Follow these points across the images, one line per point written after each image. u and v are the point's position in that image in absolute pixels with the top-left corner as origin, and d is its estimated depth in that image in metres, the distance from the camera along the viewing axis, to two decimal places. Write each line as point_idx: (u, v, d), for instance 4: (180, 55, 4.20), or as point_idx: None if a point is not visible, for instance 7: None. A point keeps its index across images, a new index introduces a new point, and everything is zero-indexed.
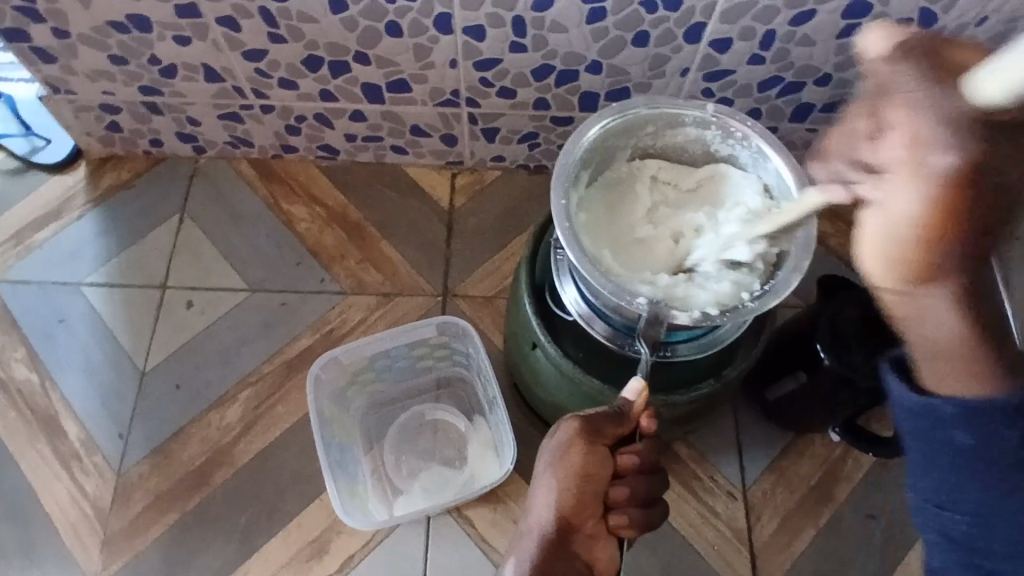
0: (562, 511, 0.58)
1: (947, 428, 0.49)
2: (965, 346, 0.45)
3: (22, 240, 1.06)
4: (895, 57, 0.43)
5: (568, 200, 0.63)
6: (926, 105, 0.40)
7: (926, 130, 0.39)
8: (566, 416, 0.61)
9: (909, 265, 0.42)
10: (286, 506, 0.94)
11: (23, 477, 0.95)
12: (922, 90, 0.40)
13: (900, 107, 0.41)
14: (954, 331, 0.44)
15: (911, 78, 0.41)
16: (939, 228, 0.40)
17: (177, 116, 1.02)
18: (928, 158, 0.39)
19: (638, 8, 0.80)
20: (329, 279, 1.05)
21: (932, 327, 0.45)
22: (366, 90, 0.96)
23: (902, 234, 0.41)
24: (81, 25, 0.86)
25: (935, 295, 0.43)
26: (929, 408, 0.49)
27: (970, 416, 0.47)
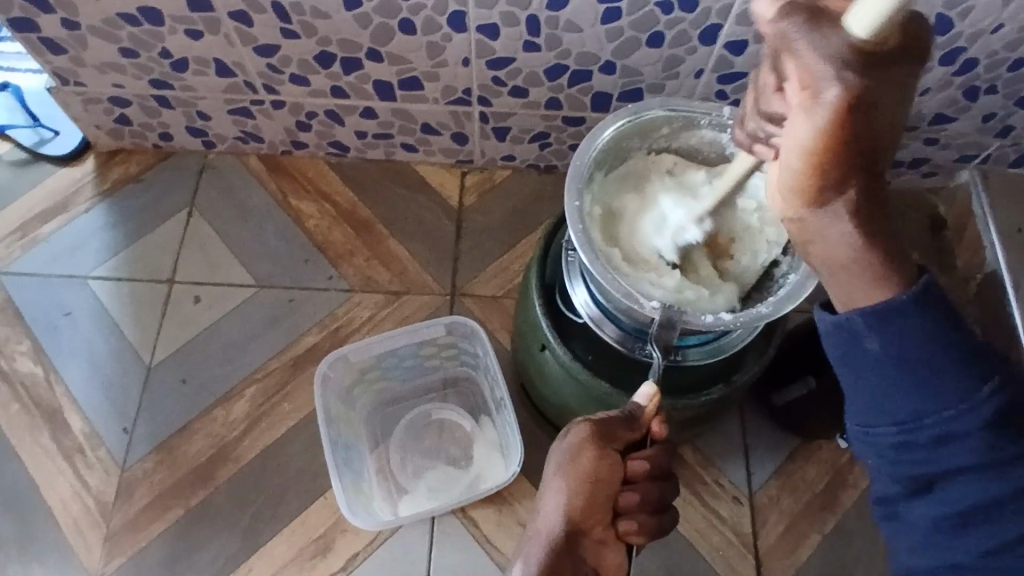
0: (571, 514, 0.57)
1: (861, 340, 0.48)
2: (866, 253, 0.46)
3: (29, 232, 1.05)
4: (791, 9, 0.43)
5: (582, 200, 0.63)
6: (817, 44, 0.41)
7: (820, 63, 0.41)
8: (577, 419, 0.61)
9: (811, 178, 0.44)
10: (290, 503, 0.94)
11: (26, 469, 0.95)
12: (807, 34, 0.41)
13: (802, 51, 0.42)
14: (851, 243, 0.46)
15: (799, 25, 0.42)
16: (825, 150, 0.42)
17: (186, 110, 1.02)
18: (811, 91, 0.42)
19: (653, 9, 0.80)
20: (337, 276, 1.05)
21: (835, 236, 0.46)
22: (377, 87, 0.95)
23: (799, 162, 0.44)
24: (92, 16, 0.86)
25: (836, 207, 0.45)
26: (844, 324, 0.48)
27: (880, 325, 0.47)
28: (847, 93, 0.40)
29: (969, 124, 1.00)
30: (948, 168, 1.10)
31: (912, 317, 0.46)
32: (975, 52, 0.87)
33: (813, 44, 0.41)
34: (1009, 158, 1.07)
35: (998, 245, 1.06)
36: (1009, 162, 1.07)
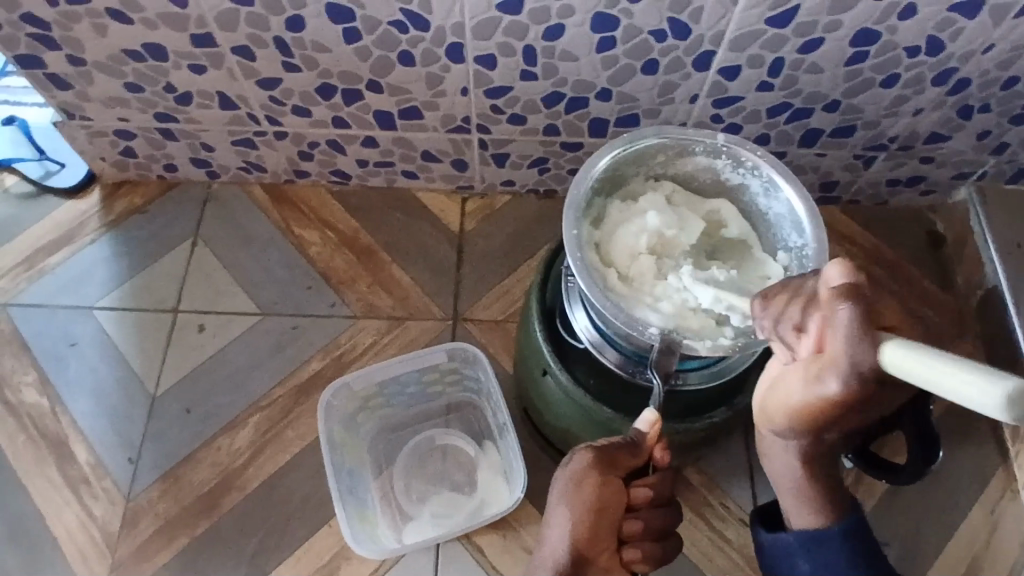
0: (577, 543, 0.56)
1: (793, 559, 0.61)
2: (809, 490, 0.57)
3: (35, 264, 1.07)
4: (856, 294, 0.43)
5: (580, 229, 0.64)
6: (856, 346, 0.42)
7: (838, 359, 0.44)
8: (580, 446, 0.62)
9: (779, 417, 0.52)
10: (295, 532, 0.94)
11: (31, 500, 0.96)
12: (852, 328, 0.42)
13: (823, 330, 0.45)
14: (793, 477, 0.57)
15: (854, 314, 0.43)
16: (814, 408, 0.48)
17: (191, 142, 1.04)
18: (846, 362, 0.43)
19: (647, 37, 0.82)
20: (339, 303, 1.06)
21: (781, 467, 0.57)
22: (378, 117, 0.97)
23: (778, 398, 0.52)
24: (96, 52, 0.88)
25: (785, 446, 0.55)
26: (779, 540, 0.62)
27: (809, 547, 0.60)
28: (848, 395, 0.45)
29: (963, 142, 1.01)
30: (945, 186, 1.11)
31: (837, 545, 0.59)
32: (966, 72, 0.88)
33: (845, 340, 0.43)
34: (1005, 174, 1.08)
35: (996, 261, 1.05)
36: (1006, 178, 1.08)
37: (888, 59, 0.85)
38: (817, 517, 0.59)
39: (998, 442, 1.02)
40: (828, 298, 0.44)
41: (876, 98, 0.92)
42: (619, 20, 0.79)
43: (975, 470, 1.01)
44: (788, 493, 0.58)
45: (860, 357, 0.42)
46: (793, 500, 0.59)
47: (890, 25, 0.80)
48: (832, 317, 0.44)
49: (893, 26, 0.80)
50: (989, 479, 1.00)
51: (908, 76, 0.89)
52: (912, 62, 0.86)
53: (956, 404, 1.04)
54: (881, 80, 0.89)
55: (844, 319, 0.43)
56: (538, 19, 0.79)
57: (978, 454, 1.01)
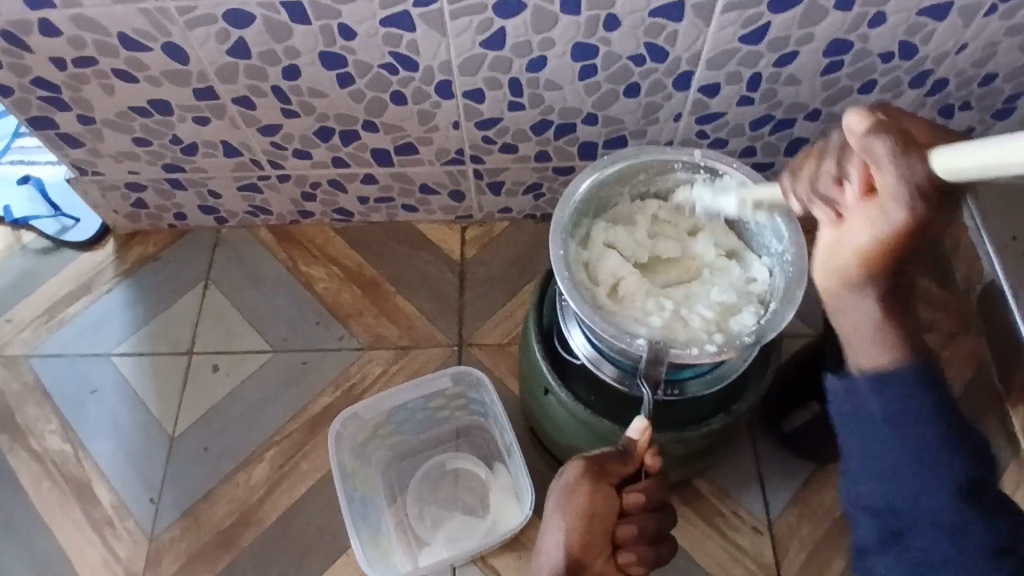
0: (571, 549, 0.59)
1: (862, 402, 0.54)
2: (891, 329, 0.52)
3: (54, 314, 1.11)
4: (880, 128, 0.46)
5: (566, 249, 0.66)
6: (901, 168, 0.45)
7: (895, 191, 0.45)
8: (574, 457, 0.63)
9: (854, 270, 0.51)
10: (315, 561, 0.96)
11: (57, 545, 0.98)
12: (893, 154, 0.45)
13: (881, 167, 0.46)
14: (875, 320, 0.52)
15: (888, 144, 0.45)
16: (887, 247, 0.48)
17: (198, 190, 1.08)
18: (899, 183, 0.45)
19: (626, 62, 0.85)
20: (347, 335, 1.09)
21: (860, 314, 0.53)
22: (375, 155, 1.01)
23: (846, 253, 0.51)
24: (105, 110, 0.92)
25: (861, 292, 0.52)
26: (848, 384, 0.55)
27: (881, 388, 0.53)
28: (914, 220, 0.45)
29: None
30: None
31: (909, 386, 0.52)
32: (942, 73, 0.91)
33: (893, 168, 0.45)
34: None
35: None
36: None
37: (863, 67, 0.88)
38: (887, 356, 0.53)
39: None
40: (860, 141, 0.47)
41: (856, 105, 0.95)
42: (598, 48, 0.83)
43: None
44: (869, 333, 0.53)
45: (915, 179, 0.44)
46: (867, 339, 0.53)
47: (860, 34, 0.83)
48: (870, 152, 0.46)
49: (864, 35, 0.83)
50: None
51: (885, 81, 0.91)
52: (886, 68, 0.89)
53: (964, 400, 1.04)
54: (858, 87, 0.92)
55: (886, 149, 0.45)
56: (520, 52, 0.83)
57: None
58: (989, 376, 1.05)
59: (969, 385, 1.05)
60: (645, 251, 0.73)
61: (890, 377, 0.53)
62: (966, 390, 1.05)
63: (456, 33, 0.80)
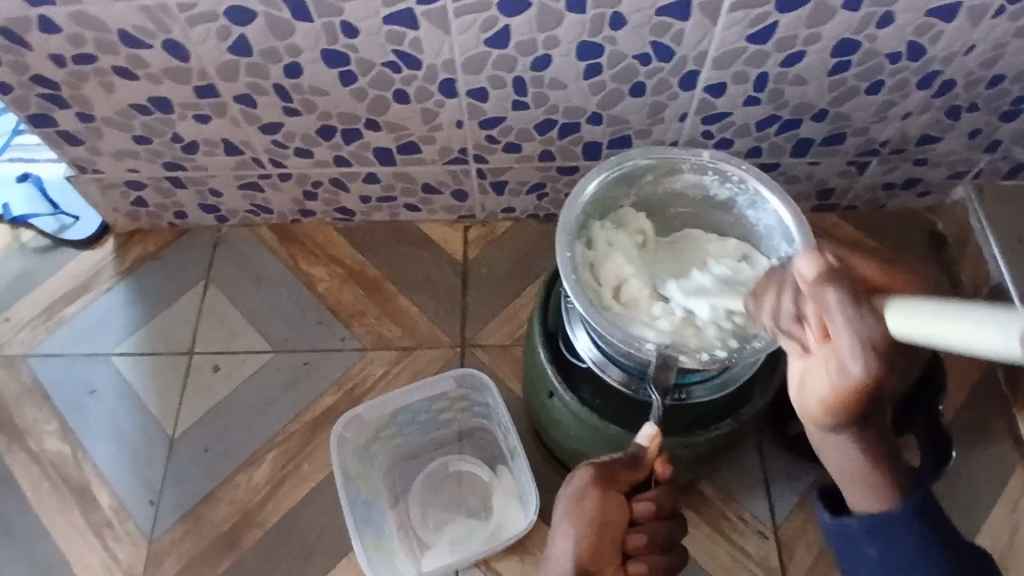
0: (581, 558, 0.57)
1: (860, 545, 0.62)
2: (875, 479, 0.58)
3: (53, 314, 1.10)
4: (830, 279, 0.45)
5: (573, 251, 0.64)
6: (855, 323, 0.43)
7: (846, 346, 0.43)
8: (582, 463, 0.62)
9: (817, 410, 0.51)
10: (317, 564, 0.95)
11: (56, 547, 0.97)
12: (843, 308, 0.44)
13: (828, 317, 0.44)
14: (858, 468, 0.57)
15: (838, 297, 0.44)
16: (850, 396, 0.47)
17: (199, 189, 1.07)
18: (854, 341, 0.43)
19: (632, 61, 0.84)
20: (349, 336, 1.08)
21: (839, 461, 0.58)
22: (377, 154, 1.00)
23: (811, 395, 0.51)
24: (105, 108, 0.91)
25: (839, 443, 0.56)
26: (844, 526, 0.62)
27: (843, 474, 0.55)
28: (870, 376, 0.44)
29: (955, 142, 1.02)
30: (941, 186, 1.11)
31: (902, 514, 0.59)
32: (950, 74, 0.90)
33: (844, 325, 0.43)
34: (1000, 171, 1.08)
35: (1000, 257, 1.06)
36: (1002, 174, 1.08)
37: (871, 67, 0.87)
38: (879, 503, 0.60)
39: (1015, 439, 1.01)
40: (810, 291, 0.46)
41: (863, 105, 0.94)
42: (603, 47, 0.82)
43: (993, 470, 1.00)
44: (848, 451, 0.54)
45: (867, 338, 0.42)
46: (834, 440, 0.56)
47: (868, 33, 0.82)
48: (822, 305, 0.45)
49: (872, 35, 0.82)
50: (1008, 478, 0.99)
51: (892, 81, 0.90)
52: (894, 68, 0.88)
53: (971, 402, 1.03)
54: (865, 88, 0.91)
55: (836, 300, 0.44)
56: (525, 51, 0.82)
57: (995, 454, 1.01)
58: (996, 378, 1.05)
59: (975, 387, 1.04)
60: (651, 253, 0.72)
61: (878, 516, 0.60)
62: (973, 393, 1.04)
63: (460, 31, 0.79)
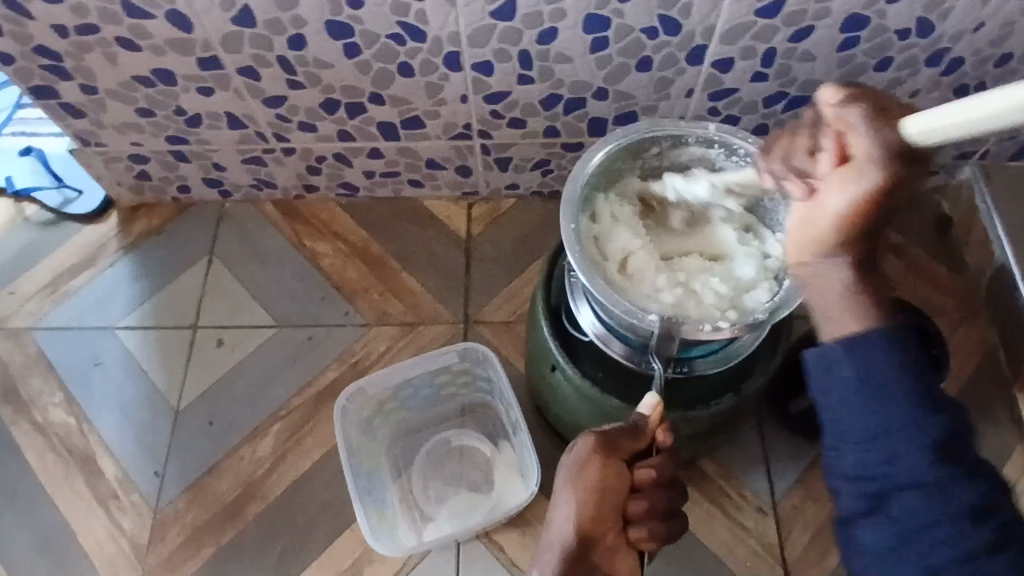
0: (582, 524, 0.58)
1: (836, 367, 0.52)
2: (859, 296, 0.53)
3: (58, 287, 1.10)
4: (853, 99, 0.52)
5: (577, 223, 0.64)
6: (870, 133, 0.49)
7: (865, 155, 0.49)
8: (584, 431, 0.62)
9: (825, 236, 0.52)
10: (320, 536, 0.96)
11: (61, 517, 0.98)
12: (866, 120, 0.50)
13: (852, 133, 0.50)
14: (843, 289, 0.53)
15: (858, 111, 0.51)
16: (860, 211, 0.50)
17: (203, 163, 1.07)
18: (874, 146, 0.49)
19: (639, 35, 0.83)
20: (352, 311, 1.08)
21: (833, 282, 0.54)
22: (381, 128, 0.99)
23: (821, 216, 0.52)
24: (108, 80, 0.91)
25: (831, 260, 0.53)
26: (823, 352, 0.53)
27: (855, 351, 0.52)
28: (884, 185, 0.49)
29: None
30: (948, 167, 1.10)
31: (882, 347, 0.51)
32: (959, 52, 0.89)
33: (868, 131, 0.49)
34: (1008, 152, 1.07)
35: (1005, 239, 1.06)
36: (1010, 155, 1.08)
37: (880, 43, 0.86)
38: (859, 321, 0.53)
39: (1015, 420, 1.01)
40: (836, 109, 0.52)
41: (871, 83, 0.93)
42: (611, 20, 0.81)
43: (993, 450, 1.00)
44: (839, 304, 0.53)
45: (886, 142, 0.48)
46: (835, 313, 0.54)
47: (878, 9, 0.81)
48: (845, 122, 0.51)
49: (882, 11, 0.81)
50: (1008, 459, 0.99)
51: (901, 59, 0.89)
52: (904, 45, 0.87)
53: (973, 384, 1.03)
54: (874, 65, 0.90)
55: (856, 116, 0.51)
56: (531, 24, 0.81)
57: (995, 434, 1.01)
58: (999, 360, 1.04)
59: (977, 369, 1.04)
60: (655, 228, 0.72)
61: (861, 338, 0.52)
62: (975, 374, 1.04)
63: (466, 3, 0.78)
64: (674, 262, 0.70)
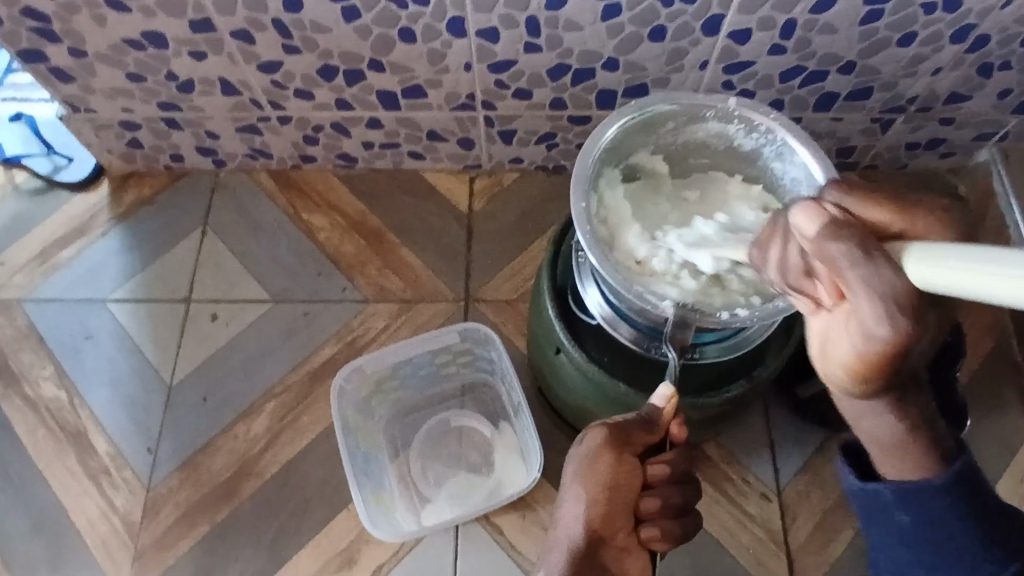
0: (592, 522, 0.56)
1: (890, 512, 0.53)
2: (912, 446, 0.50)
3: (48, 259, 1.07)
4: (837, 230, 0.43)
5: (588, 201, 0.61)
6: (864, 279, 0.40)
7: (867, 311, 0.41)
8: (594, 423, 0.60)
9: (847, 382, 0.46)
10: (316, 516, 0.94)
11: (53, 493, 0.96)
12: (855, 263, 0.41)
13: (846, 279, 0.41)
14: (892, 433, 0.50)
15: (845, 252, 0.42)
16: (879, 362, 0.43)
17: (196, 131, 1.03)
18: (874, 304, 0.40)
19: (654, 2, 0.79)
20: (350, 287, 1.05)
21: (880, 424, 0.50)
22: (380, 97, 0.95)
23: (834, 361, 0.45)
24: (96, 43, 0.87)
25: (874, 405, 0.49)
26: (871, 492, 0.54)
27: (908, 499, 0.52)
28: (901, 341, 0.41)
29: (984, 101, 0.98)
30: (965, 148, 1.07)
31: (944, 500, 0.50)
32: (986, 28, 0.85)
33: (858, 282, 0.40)
34: None
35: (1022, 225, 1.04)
36: None
37: (904, 16, 0.82)
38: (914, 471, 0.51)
39: None
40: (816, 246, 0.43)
41: (893, 58, 0.89)
42: None
43: (1001, 438, 0.98)
44: (890, 446, 0.51)
45: (887, 297, 0.40)
46: (893, 455, 0.51)
47: None
48: (833, 265, 0.42)
49: None
50: (1017, 447, 0.98)
51: (926, 33, 0.85)
52: (929, 19, 0.83)
53: (984, 370, 1.01)
54: (897, 40, 0.86)
55: (846, 259, 0.41)
56: None
57: (1004, 422, 0.99)
58: (1010, 346, 1.02)
59: (988, 355, 1.02)
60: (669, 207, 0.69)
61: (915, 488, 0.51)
62: (985, 360, 1.02)
63: None
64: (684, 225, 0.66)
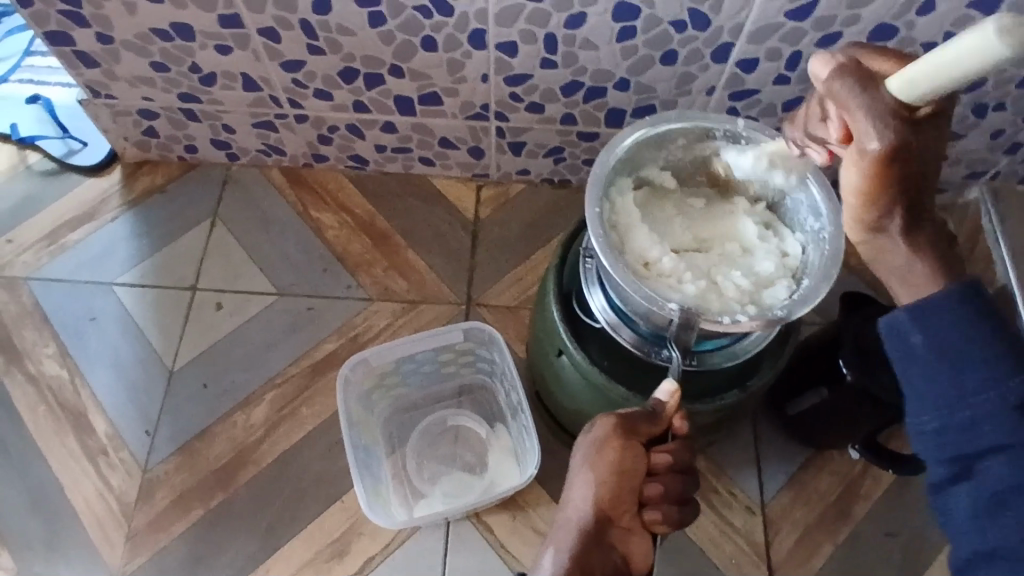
0: (598, 503, 0.60)
1: (907, 336, 0.53)
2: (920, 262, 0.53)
3: (56, 239, 1.09)
4: (843, 71, 0.50)
5: (602, 208, 0.64)
6: (862, 101, 0.49)
7: (864, 130, 0.49)
8: (603, 413, 0.63)
9: (857, 209, 0.53)
10: (310, 506, 0.95)
11: (49, 470, 0.97)
12: (854, 92, 0.49)
13: (849, 103, 0.50)
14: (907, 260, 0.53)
15: (848, 82, 0.50)
16: (878, 177, 0.50)
17: (213, 123, 1.06)
18: (867, 116, 0.48)
19: (667, 27, 0.83)
20: (355, 285, 1.07)
21: (896, 260, 0.54)
22: (398, 102, 0.98)
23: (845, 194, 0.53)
24: (125, 30, 0.89)
25: (886, 238, 0.54)
26: (892, 324, 0.54)
27: (921, 318, 0.53)
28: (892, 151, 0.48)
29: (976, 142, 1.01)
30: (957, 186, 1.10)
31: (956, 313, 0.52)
32: None
33: (858, 107, 0.49)
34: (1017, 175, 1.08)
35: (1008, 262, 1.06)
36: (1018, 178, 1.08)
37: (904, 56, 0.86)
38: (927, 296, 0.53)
39: None
40: (824, 85, 0.51)
41: None
42: (640, 10, 0.80)
43: None
44: (911, 273, 0.54)
45: (875, 111, 0.48)
46: (907, 281, 0.54)
47: (907, 21, 0.81)
48: (837, 97, 0.50)
49: (910, 22, 0.81)
50: None
51: None
52: None
53: None
54: None
55: (847, 87, 0.50)
56: (560, 8, 0.80)
57: None
58: None
59: None
60: (675, 219, 0.71)
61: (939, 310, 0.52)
62: None
63: None
64: (685, 256, 0.69)
